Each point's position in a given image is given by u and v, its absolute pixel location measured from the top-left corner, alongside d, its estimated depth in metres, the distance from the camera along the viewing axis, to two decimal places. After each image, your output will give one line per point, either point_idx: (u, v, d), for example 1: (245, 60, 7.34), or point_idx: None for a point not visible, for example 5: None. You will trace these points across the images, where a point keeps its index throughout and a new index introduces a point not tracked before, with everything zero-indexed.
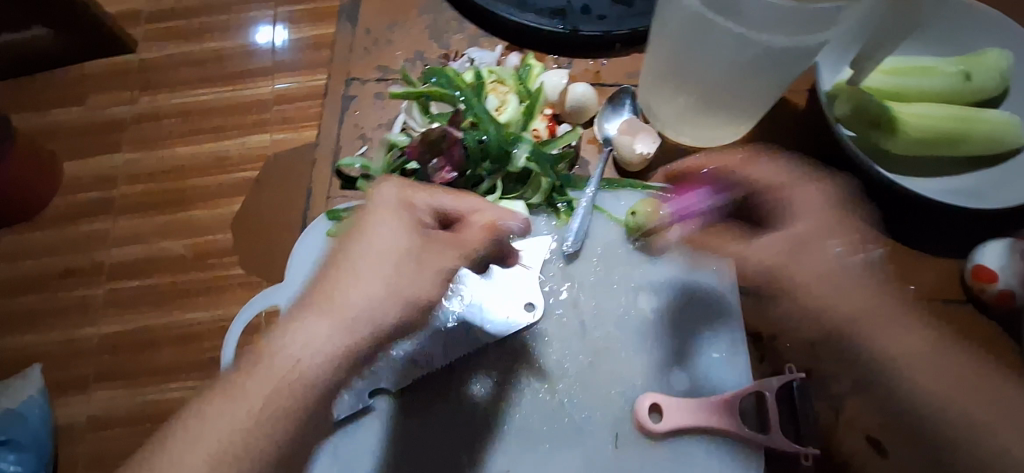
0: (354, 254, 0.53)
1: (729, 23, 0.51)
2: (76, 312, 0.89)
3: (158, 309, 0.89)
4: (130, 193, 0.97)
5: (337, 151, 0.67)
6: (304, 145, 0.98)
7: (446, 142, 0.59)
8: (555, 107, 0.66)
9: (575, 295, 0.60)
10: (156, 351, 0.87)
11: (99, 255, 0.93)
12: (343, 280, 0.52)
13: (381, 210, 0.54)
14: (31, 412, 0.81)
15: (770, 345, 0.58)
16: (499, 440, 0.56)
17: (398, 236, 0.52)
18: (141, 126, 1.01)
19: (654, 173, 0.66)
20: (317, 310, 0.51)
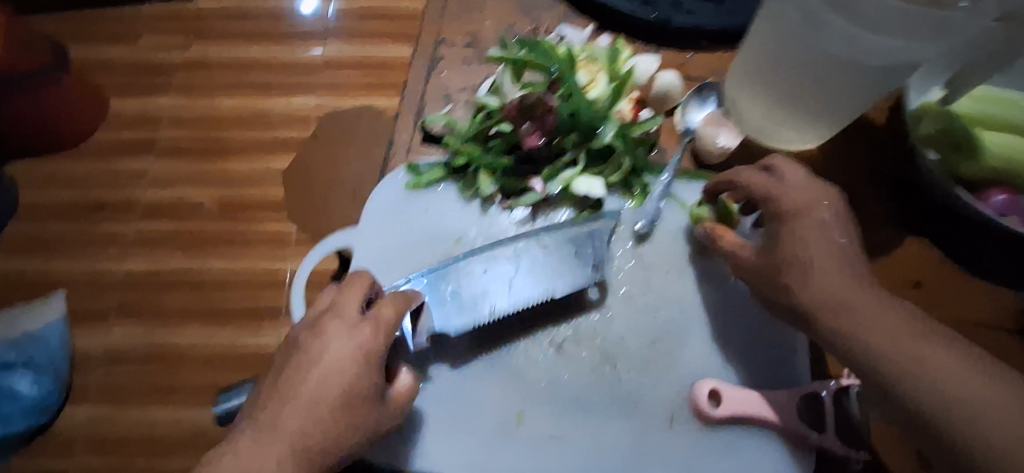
0: (299, 378, 0.49)
1: (847, 21, 0.52)
2: (104, 248, 0.90)
3: (185, 255, 0.90)
4: (170, 138, 0.96)
5: (420, 108, 0.69)
6: (347, 108, 0.97)
7: (540, 109, 0.61)
8: (642, 92, 0.67)
9: (642, 277, 0.61)
10: (166, 292, 0.88)
11: (134, 195, 0.93)
12: (289, 407, 0.48)
13: (339, 335, 0.50)
14: (51, 338, 0.83)
15: None
16: (556, 404, 0.57)
17: (351, 373, 0.49)
18: (190, 73, 0.99)
19: (731, 167, 0.66)
20: (263, 438, 0.47)
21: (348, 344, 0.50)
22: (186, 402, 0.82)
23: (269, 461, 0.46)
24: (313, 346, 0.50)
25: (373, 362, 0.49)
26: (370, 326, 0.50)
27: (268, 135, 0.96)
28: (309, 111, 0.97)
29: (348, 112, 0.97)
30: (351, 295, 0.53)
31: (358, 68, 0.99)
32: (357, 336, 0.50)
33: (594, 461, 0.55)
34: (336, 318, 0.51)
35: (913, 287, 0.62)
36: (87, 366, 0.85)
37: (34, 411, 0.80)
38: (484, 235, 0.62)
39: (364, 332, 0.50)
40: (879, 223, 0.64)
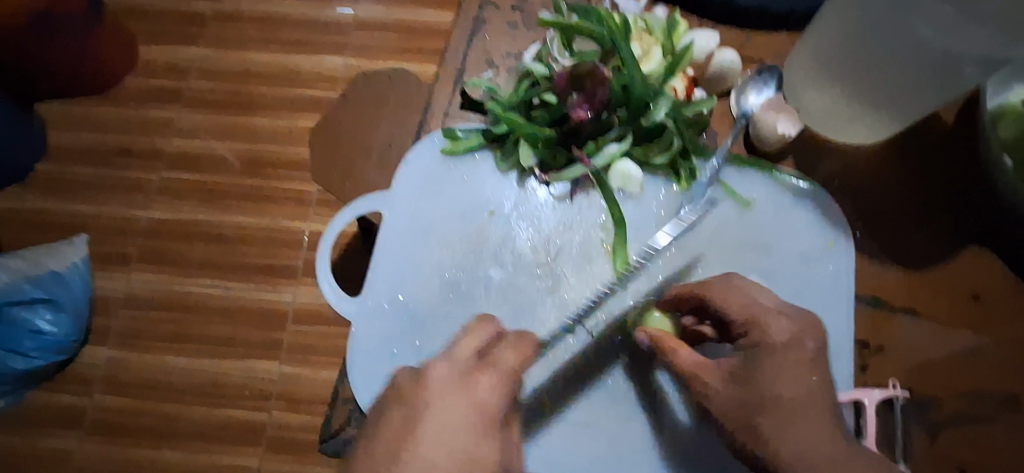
0: (398, 441, 0.38)
1: (940, 11, 0.47)
2: (127, 195, 0.89)
3: (206, 208, 0.89)
4: (198, 89, 0.94)
5: (460, 71, 0.65)
6: (378, 72, 0.93)
7: (592, 80, 0.57)
8: (697, 70, 0.63)
9: (683, 266, 0.58)
10: (185, 243, 0.87)
11: (160, 144, 0.92)
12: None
13: (454, 384, 0.41)
14: (72, 279, 0.81)
15: (873, 356, 0.56)
16: (581, 389, 0.55)
17: (468, 441, 0.38)
18: (221, 25, 0.96)
19: (785, 158, 0.62)
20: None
21: (464, 398, 0.40)
22: (202, 353, 0.82)
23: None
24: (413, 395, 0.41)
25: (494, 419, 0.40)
26: (492, 374, 0.43)
27: (297, 93, 0.93)
28: (339, 72, 0.94)
29: (379, 76, 0.93)
30: (470, 338, 0.46)
31: (392, 30, 0.94)
32: (480, 385, 0.42)
33: (613, 452, 0.54)
34: (446, 362, 0.43)
35: (971, 299, 0.58)
36: (106, 308, 0.85)
37: (52, 349, 0.79)
38: (519, 209, 0.60)
39: (488, 380, 0.42)
40: (941, 229, 0.60)
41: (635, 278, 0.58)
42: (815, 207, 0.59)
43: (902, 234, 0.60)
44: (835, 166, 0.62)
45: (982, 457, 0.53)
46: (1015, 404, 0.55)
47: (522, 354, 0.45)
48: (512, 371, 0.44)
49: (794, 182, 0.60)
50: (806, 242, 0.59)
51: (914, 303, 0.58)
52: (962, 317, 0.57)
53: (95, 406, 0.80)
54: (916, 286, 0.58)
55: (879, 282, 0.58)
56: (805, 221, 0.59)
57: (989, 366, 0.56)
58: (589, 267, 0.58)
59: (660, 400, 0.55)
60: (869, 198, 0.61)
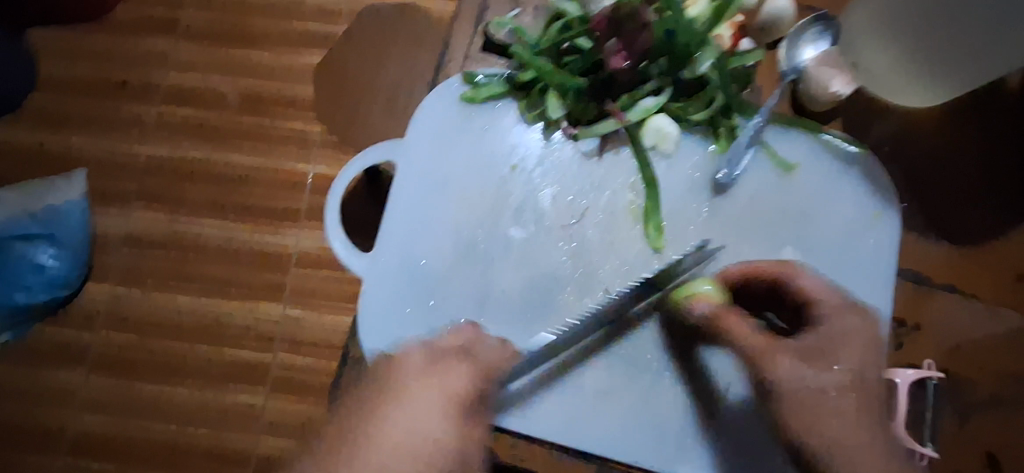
0: (378, 416, 0.45)
1: None
2: (122, 129, 0.85)
3: (205, 145, 0.84)
4: (194, 17, 0.87)
5: (484, 9, 0.59)
6: (386, 5, 0.87)
7: (635, 23, 0.51)
8: (745, 17, 0.57)
9: (715, 231, 0.55)
10: (186, 183, 0.83)
11: (155, 76, 0.86)
12: (422, 378, 0.46)
13: (473, 324, 0.49)
14: (72, 215, 0.80)
15: (911, 335, 0.53)
16: (610, 356, 0.52)
17: (433, 424, 0.44)
18: None
19: (833, 119, 0.58)
20: (398, 402, 0.45)
21: (437, 385, 0.45)
22: (207, 294, 0.79)
23: (416, 423, 0.44)
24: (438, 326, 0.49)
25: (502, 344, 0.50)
26: (466, 364, 0.47)
27: (300, 25, 0.87)
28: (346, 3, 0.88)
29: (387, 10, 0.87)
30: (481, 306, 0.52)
31: None
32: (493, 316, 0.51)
33: (639, 422, 0.51)
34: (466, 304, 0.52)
35: (1013, 280, 0.56)
36: (106, 247, 0.82)
37: (58, 283, 0.78)
38: (542, 166, 0.56)
39: (460, 372, 0.46)
40: (993, 203, 0.57)
41: (665, 242, 0.54)
42: (863, 175, 0.55)
43: (952, 206, 0.57)
44: (886, 132, 0.58)
45: (1010, 438, 0.52)
46: None
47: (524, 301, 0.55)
48: (483, 367, 0.47)
49: (842, 145, 0.56)
50: (850, 212, 0.55)
51: (955, 280, 0.55)
52: (1002, 295, 0.56)
53: (100, 343, 0.78)
54: (958, 263, 0.56)
55: (921, 256, 0.55)
56: (851, 188, 0.55)
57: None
58: (616, 231, 0.55)
59: (689, 372, 0.52)
60: (922, 166, 0.57)
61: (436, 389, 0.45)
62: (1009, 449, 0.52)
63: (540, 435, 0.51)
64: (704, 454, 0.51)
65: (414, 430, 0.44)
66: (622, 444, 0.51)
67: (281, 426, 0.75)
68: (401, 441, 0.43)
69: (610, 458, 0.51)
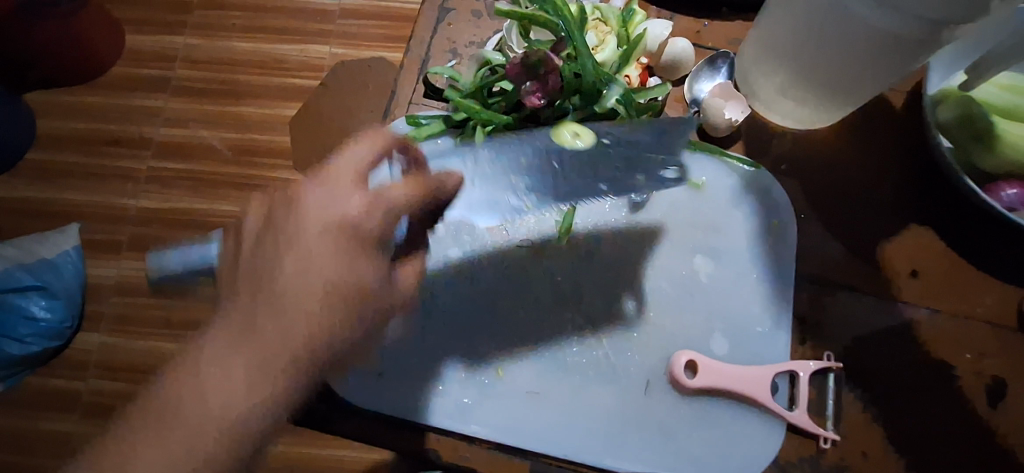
0: (264, 299, 0.40)
1: (884, 11, 0.49)
2: (116, 182, 0.97)
3: (194, 193, 0.96)
4: (184, 77, 1.01)
5: (425, 61, 0.68)
6: (360, 61, 1.01)
7: (545, 68, 0.59)
8: (651, 58, 0.65)
9: (625, 236, 0.62)
10: (174, 230, 0.95)
11: (148, 132, 1.00)
12: (267, 310, 0.40)
13: (329, 232, 0.41)
14: (69, 264, 0.91)
15: (813, 331, 0.58)
16: (540, 361, 0.58)
17: (320, 300, 0.41)
18: (208, 13, 1.04)
19: (735, 142, 0.65)
20: (243, 341, 0.40)
21: (338, 220, 0.41)
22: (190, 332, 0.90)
23: (256, 365, 0.40)
24: (291, 225, 0.41)
25: (368, 250, 0.42)
26: (362, 198, 0.41)
27: (279, 80, 1.01)
28: (325, 60, 1.02)
29: (360, 65, 1.01)
30: (354, 157, 0.42)
31: (375, 24, 1.02)
32: (353, 213, 0.41)
33: (575, 419, 0.56)
34: (323, 179, 0.42)
35: (911, 276, 0.60)
36: (99, 297, 0.92)
37: (50, 334, 0.87)
38: None
39: (359, 202, 0.41)
40: (888, 213, 0.62)
41: (588, 255, 0.61)
42: (761, 190, 0.62)
43: (854, 219, 0.62)
44: (784, 151, 0.64)
45: (913, 424, 0.56)
46: (946, 374, 0.57)
47: (415, 190, 0.42)
48: (392, 200, 0.42)
49: (742, 166, 0.63)
50: (753, 221, 0.62)
51: (854, 280, 0.60)
52: (902, 292, 0.60)
53: (93, 388, 0.88)
54: (856, 263, 0.61)
55: (820, 260, 0.61)
56: (752, 201, 0.62)
57: (925, 338, 0.58)
58: (554, 269, 0.61)
59: (613, 373, 0.57)
60: (817, 178, 0.64)
61: (341, 227, 0.41)
62: (913, 437, 0.55)
63: (478, 434, 0.55)
64: (625, 450, 0.55)
65: (255, 370, 0.40)
66: (554, 439, 0.55)
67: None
68: (239, 384, 0.39)
69: (545, 453, 0.55)
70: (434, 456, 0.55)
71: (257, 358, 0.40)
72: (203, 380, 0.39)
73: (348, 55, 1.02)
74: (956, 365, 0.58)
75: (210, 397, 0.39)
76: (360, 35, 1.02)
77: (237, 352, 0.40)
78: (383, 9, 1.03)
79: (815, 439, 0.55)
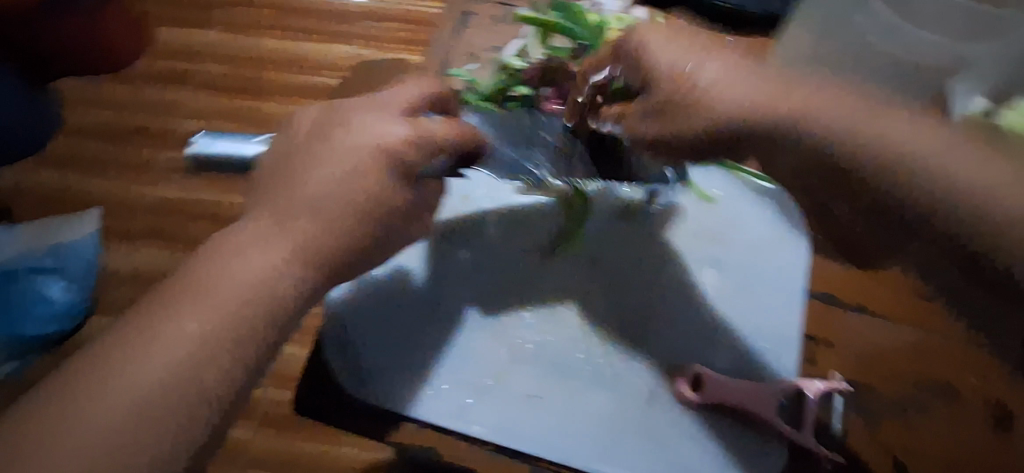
0: (304, 195, 0.49)
1: None
2: (136, 171, 0.99)
3: (212, 186, 0.98)
4: (208, 71, 1.04)
5: (445, 64, 0.69)
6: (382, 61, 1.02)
7: (563, 74, 0.62)
8: None
9: (631, 235, 0.63)
10: (188, 221, 0.95)
11: (170, 123, 1.01)
12: (301, 207, 0.48)
13: (369, 149, 0.50)
14: (85, 249, 0.92)
15: (816, 348, 0.60)
16: (542, 364, 0.58)
17: (344, 209, 0.49)
18: (235, 11, 1.07)
19: None
20: (271, 236, 0.47)
21: (379, 144, 0.50)
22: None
23: (276, 260, 0.46)
24: (343, 139, 0.51)
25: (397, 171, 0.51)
26: (406, 126, 0.52)
27: (303, 78, 1.03)
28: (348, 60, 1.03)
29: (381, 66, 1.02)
30: (407, 94, 0.55)
31: (398, 27, 1.04)
32: (397, 136, 0.51)
33: (574, 423, 0.55)
34: (383, 107, 0.53)
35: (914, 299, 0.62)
36: (108, 285, 0.92)
37: (61, 316, 0.88)
38: (490, 196, 0.65)
39: (401, 128, 0.51)
40: None
41: (599, 264, 0.62)
42: (773, 207, 0.63)
43: None
44: None
45: (913, 446, 0.56)
46: (947, 397, 0.58)
47: (448, 127, 0.53)
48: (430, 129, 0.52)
49: (756, 182, 0.64)
50: (763, 235, 0.62)
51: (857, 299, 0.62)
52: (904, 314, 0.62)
53: None
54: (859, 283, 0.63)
55: (821, 278, 0.63)
56: (765, 217, 0.63)
57: (927, 360, 0.59)
58: (565, 275, 0.62)
59: (616, 380, 0.57)
60: None
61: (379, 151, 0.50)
62: (913, 459, 0.56)
63: (476, 434, 0.55)
64: (624, 458, 0.54)
65: (271, 263, 0.46)
66: (552, 442, 0.54)
67: (261, 460, 0.72)
68: (253, 274, 0.45)
69: (542, 457, 0.54)
70: (433, 450, 0.58)
71: (280, 249, 0.46)
72: (226, 267, 0.45)
73: (370, 56, 1.03)
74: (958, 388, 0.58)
75: (226, 281, 0.44)
76: (383, 36, 1.04)
77: (263, 245, 0.46)
78: (406, 13, 1.05)
79: (818, 459, 0.55)
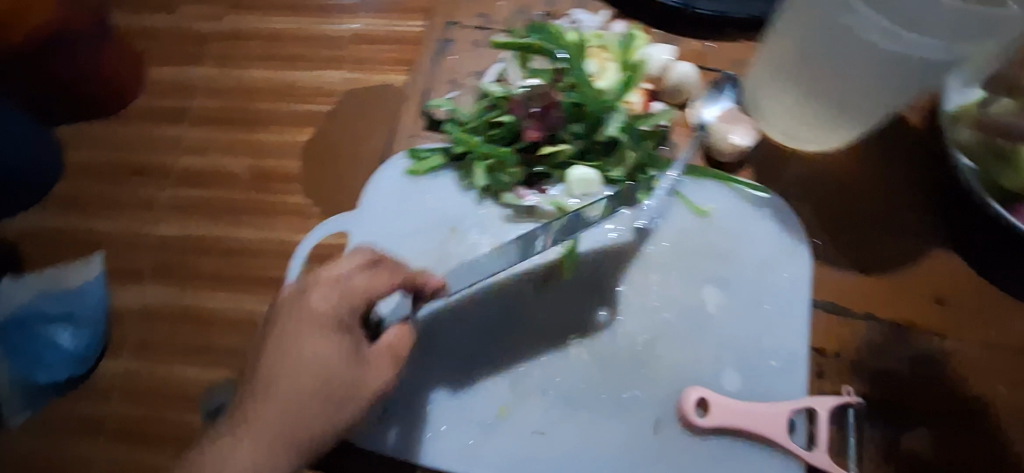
0: (258, 388, 0.46)
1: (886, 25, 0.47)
2: (117, 212, 0.87)
3: (203, 226, 0.84)
4: (204, 107, 0.91)
5: (426, 92, 0.67)
6: (377, 83, 0.90)
7: (545, 102, 0.60)
8: (654, 83, 0.64)
9: (626, 255, 0.61)
10: (198, 260, 0.82)
11: (143, 157, 0.90)
12: (261, 400, 0.46)
13: (302, 328, 0.47)
14: (91, 295, 0.81)
15: (831, 362, 0.56)
16: (545, 398, 0.56)
17: (303, 388, 0.46)
18: (225, 43, 0.95)
19: (744, 166, 0.63)
20: (240, 437, 0.46)
21: (311, 320, 0.47)
22: (224, 365, 0.77)
23: (251, 458, 0.45)
24: (279, 320, 0.48)
25: (336, 335, 0.47)
26: (330, 296, 0.48)
27: (297, 107, 0.90)
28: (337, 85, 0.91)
29: (385, 89, 0.90)
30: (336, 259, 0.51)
31: (394, 44, 0.92)
32: (319, 307, 0.47)
33: (581, 457, 0.54)
34: (304, 281, 0.50)
35: (936, 304, 0.57)
36: None
37: (67, 364, 0.78)
38: (479, 226, 0.61)
39: (324, 300, 0.48)
40: (909, 238, 0.60)
41: (596, 288, 0.60)
42: (773, 216, 0.60)
43: (873, 244, 0.60)
44: (796, 175, 0.62)
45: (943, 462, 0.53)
46: (978, 407, 0.54)
47: (376, 282, 0.48)
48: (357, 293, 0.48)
49: (753, 192, 0.61)
50: (764, 247, 0.59)
51: (875, 309, 0.57)
52: (927, 321, 0.57)
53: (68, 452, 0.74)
54: (874, 290, 0.58)
55: (836, 287, 0.59)
56: (765, 229, 0.60)
57: (955, 370, 0.55)
58: (560, 301, 0.59)
59: (622, 409, 0.55)
60: (832, 203, 0.61)
61: (311, 326, 0.47)
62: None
63: None
64: None
65: (250, 464, 0.45)
66: None
67: None
68: None
69: None
70: None
71: (253, 449, 0.45)
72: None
73: (365, 80, 0.91)
74: (989, 398, 0.54)
75: None
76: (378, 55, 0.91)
77: (234, 448, 0.45)
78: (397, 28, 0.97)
79: None
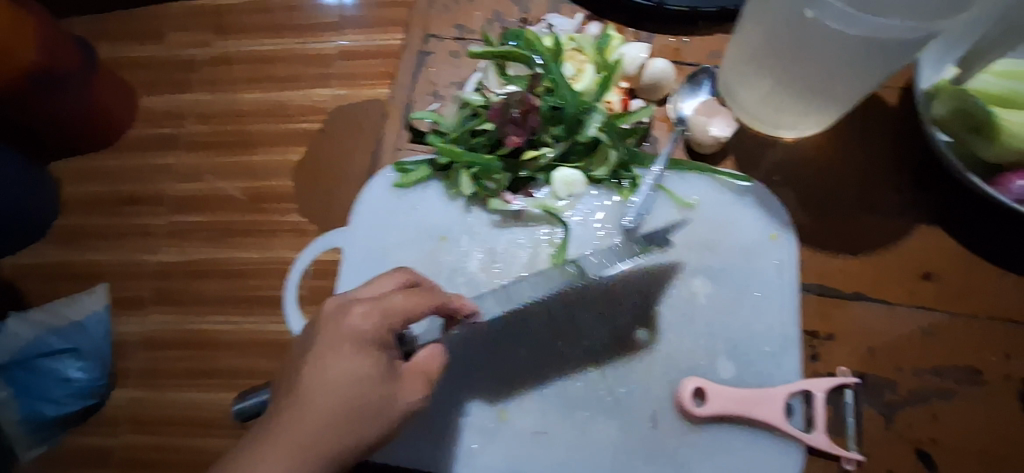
0: (288, 404, 0.45)
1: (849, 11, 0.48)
2: (124, 240, 0.88)
3: (213, 245, 0.85)
4: (197, 132, 0.92)
5: (408, 106, 0.68)
6: (366, 98, 0.92)
7: (523, 107, 0.60)
8: (631, 82, 0.65)
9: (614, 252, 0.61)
10: (202, 281, 0.83)
11: (139, 187, 0.91)
12: (292, 413, 0.44)
13: (339, 344, 0.46)
14: (97, 326, 0.82)
15: (824, 344, 0.57)
16: (543, 398, 0.57)
17: (333, 402, 0.44)
18: (213, 69, 0.96)
19: (726, 156, 0.64)
20: (265, 451, 0.43)
21: (348, 334, 0.46)
22: (236, 386, 0.78)
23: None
24: (314, 336, 0.47)
25: (373, 350, 0.46)
26: (371, 311, 0.47)
27: (286, 126, 0.91)
28: (327, 103, 0.93)
29: (374, 103, 0.91)
30: (376, 281, 0.51)
31: (379, 58, 0.93)
32: (359, 321, 0.47)
33: (582, 454, 0.55)
34: (340, 298, 0.49)
35: (925, 279, 0.58)
36: None
37: (78, 396, 0.79)
38: (469, 234, 0.62)
39: (364, 316, 0.47)
40: (893, 216, 0.60)
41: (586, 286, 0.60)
42: (756, 204, 0.61)
43: (858, 223, 0.60)
44: (778, 161, 0.63)
45: (939, 434, 0.53)
46: (971, 378, 0.55)
47: (416, 300, 0.48)
48: (397, 310, 0.48)
49: (735, 181, 0.62)
50: (749, 235, 0.60)
51: (864, 287, 0.58)
52: (915, 295, 0.58)
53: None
54: (862, 270, 0.59)
55: (823, 270, 0.59)
56: (749, 216, 0.61)
57: (946, 343, 0.56)
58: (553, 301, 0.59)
59: (620, 404, 0.56)
60: (816, 187, 0.62)
61: (349, 339, 0.46)
62: (942, 445, 0.53)
63: None
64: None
65: None
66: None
67: None
68: None
69: None
70: None
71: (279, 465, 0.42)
72: None
73: (352, 96, 0.92)
74: (982, 368, 0.55)
75: None
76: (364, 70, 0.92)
77: (260, 462, 0.42)
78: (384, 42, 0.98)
79: (838, 459, 0.53)
